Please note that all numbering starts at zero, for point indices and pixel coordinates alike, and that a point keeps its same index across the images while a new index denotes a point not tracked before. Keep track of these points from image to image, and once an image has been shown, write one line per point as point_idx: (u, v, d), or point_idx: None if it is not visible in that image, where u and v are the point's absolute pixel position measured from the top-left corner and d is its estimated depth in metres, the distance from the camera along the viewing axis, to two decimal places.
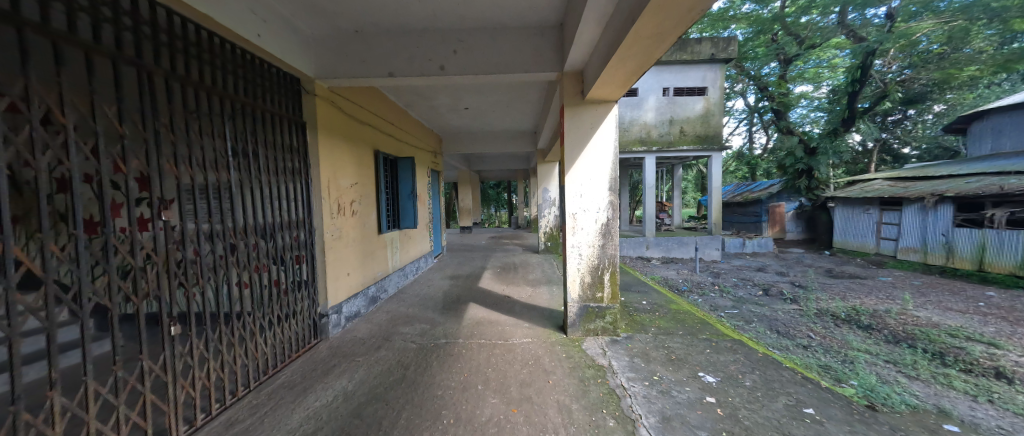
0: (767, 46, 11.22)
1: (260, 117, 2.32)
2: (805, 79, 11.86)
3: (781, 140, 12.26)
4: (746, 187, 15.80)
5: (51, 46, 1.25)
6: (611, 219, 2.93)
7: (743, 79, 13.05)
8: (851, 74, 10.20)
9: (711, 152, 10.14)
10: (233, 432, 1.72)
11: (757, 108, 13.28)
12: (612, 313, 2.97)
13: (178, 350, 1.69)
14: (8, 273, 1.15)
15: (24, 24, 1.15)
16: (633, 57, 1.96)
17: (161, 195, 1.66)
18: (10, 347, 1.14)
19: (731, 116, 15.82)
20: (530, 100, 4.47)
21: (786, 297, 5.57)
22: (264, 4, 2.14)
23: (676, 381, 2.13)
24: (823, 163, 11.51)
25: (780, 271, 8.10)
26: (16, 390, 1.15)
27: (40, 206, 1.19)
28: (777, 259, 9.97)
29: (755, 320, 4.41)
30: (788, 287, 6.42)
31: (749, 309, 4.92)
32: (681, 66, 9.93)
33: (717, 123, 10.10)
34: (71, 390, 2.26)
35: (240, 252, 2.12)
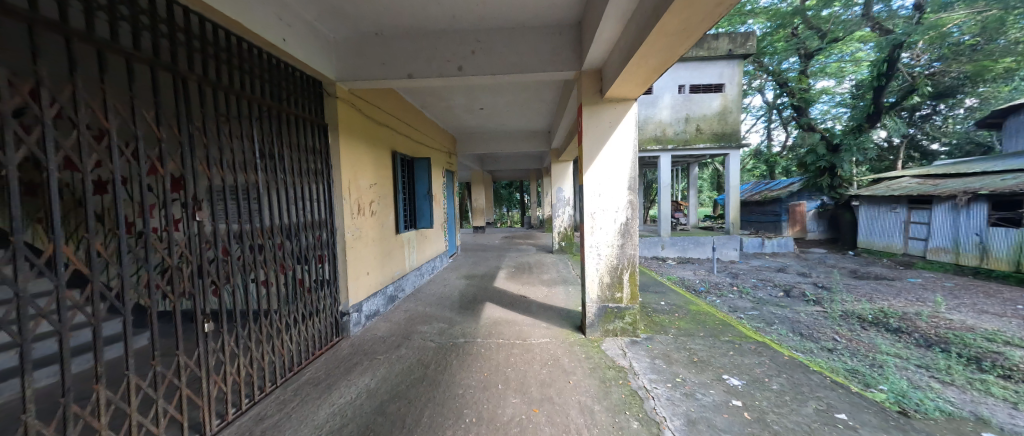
0: (787, 41, 10.97)
1: (284, 119, 2.38)
2: (827, 73, 11.77)
3: (801, 137, 11.82)
4: (763, 186, 15.42)
5: (97, 54, 1.33)
6: (630, 219, 2.90)
7: (762, 75, 12.76)
8: (876, 68, 9.80)
9: (729, 150, 9.90)
10: (262, 427, 1.78)
11: (777, 105, 12.84)
12: (631, 314, 2.95)
13: (211, 346, 1.77)
14: (60, 272, 1.23)
15: (73, 34, 1.23)
16: (656, 54, 1.94)
17: (195, 196, 1.74)
18: (62, 340, 1.21)
19: (749, 113, 15.48)
20: (546, 100, 4.45)
21: (809, 298, 5.41)
22: (288, 8, 2.20)
23: (700, 383, 2.11)
24: (847, 161, 11.05)
25: (802, 272, 7.91)
26: (67, 382, 1.21)
27: (88, 207, 1.27)
28: (798, 259, 9.71)
29: (777, 322, 4.30)
30: (811, 288, 6.25)
31: (771, 311, 4.81)
32: (697, 63, 9.80)
33: (735, 120, 9.88)
34: (116, 382, 2.36)
35: (268, 251, 2.19)
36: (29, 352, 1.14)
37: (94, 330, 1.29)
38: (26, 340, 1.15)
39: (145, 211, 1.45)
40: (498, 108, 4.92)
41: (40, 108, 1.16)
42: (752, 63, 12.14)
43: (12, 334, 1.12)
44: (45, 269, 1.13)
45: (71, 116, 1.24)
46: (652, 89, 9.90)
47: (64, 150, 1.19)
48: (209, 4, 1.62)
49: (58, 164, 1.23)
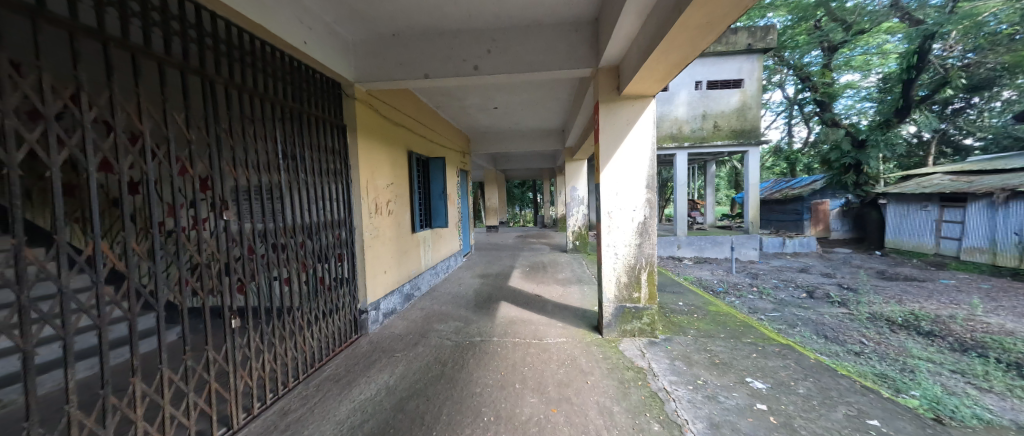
0: (809, 34, 10.67)
1: (304, 120, 2.43)
2: (851, 66, 10.91)
3: (824, 133, 11.24)
4: (784, 184, 14.94)
5: (131, 58, 1.39)
6: (648, 218, 2.86)
7: (782, 69, 12.19)
8: (905, 60, 9.43)
9: (748, 147, 9.65)
10: (287, 421, 1.83)
11: (798, 100, 12.49)
12: (649, 315, 2.91)
13: (238, 342, 1.83)
14: (99, 268, 1.29)
15: (110, 41, 1.29)
16: (677, 49, 1.91)
17: (222, 196, 1.80)
18: (101, 334, 1.26)
19: (768, 109, 15.03)
20: (560, 98, 4.41)
21: (834, 300, 5.23)
22: (308, 11, 2.25)
23: (722, 386, 2.06)
24: (875, 157, 10.54)
25: (826, 272, 7.64)
26: (106, 373, 1.27)
27: (123, 206, 1.33)
28: (821, 260, 9.39)
29: (800, 324, 4.17)
30: (835, 289, 6.03)
31: (793, 312, 4.66)
32: (714, 58, 9.59)
33: (754, 117, 9.63)
34: (150, 376, 2.47)
35: (291, 249, 2.25)
36: (72, 345, 1.19)
37: (130, 324, 1.35)
38: (69, 334, 1.20)
39: (174, 209, 1.50)
40: (511, 107, 4.92)
41: (81, 112, 1.22)
42: (772, 57, 11.88)
43: (58, 327, 1.18)
44: (86, 265, 1.19)
45: (110, 120, 1.31)
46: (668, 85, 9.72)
47: (102, 152, 1.24)
48: (233, 7, 1.66)
49: (98, 165, 1.29)
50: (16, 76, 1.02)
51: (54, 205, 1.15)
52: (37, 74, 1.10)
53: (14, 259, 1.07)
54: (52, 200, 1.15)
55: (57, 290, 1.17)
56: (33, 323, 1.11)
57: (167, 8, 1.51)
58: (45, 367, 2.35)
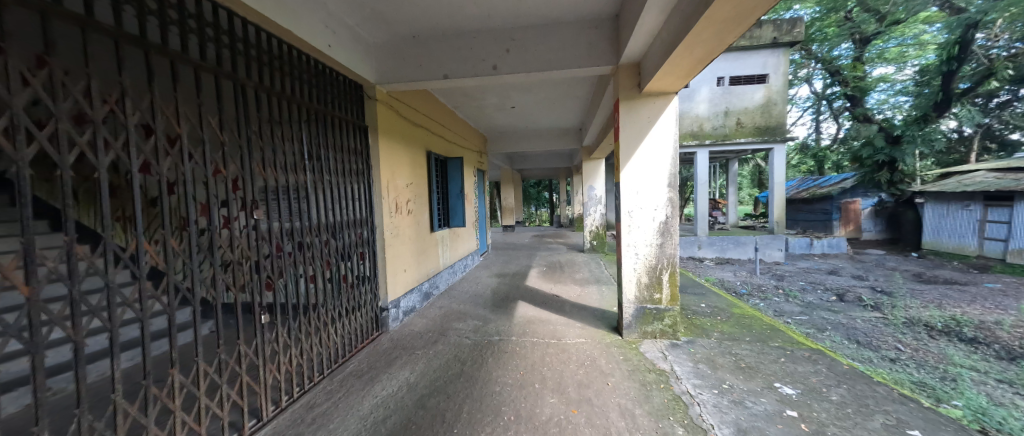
0: (839, 26, 10.25)
1: (328, 121, 2.50)
2: (885, 59, 10.45)
3: (855, 129, 10.90)
4: (811, 182, 14.33)
5: (170, 65, 1.46)
6: (670, 218, 2.80)
7: (810, 63, 11.79)
8: (945, 51, 8.85)
9: (773, 144, 9.35)
10: (313, 415, 1.89)
11: (826, 95, 11.92)
12: (671, 316, 2.86)
13: (267, 337, 1.89)
14: (141, 265, 1.36)
15: (151, 48, 1.37)
16: (702, 43, 1.86)
17: (253, 195, 1.87)
18: (144, 326, 1.33)
19: (794, 105, 14.42)
20: (578, 96, 4.37)
21: (866, 303, 5.00)
22: (333, 15, 2.31)
23: (749, 391, 2.00)
24: (910, 154, 9.88)
25: (857, 275, 7.30)
26: (149, 363, 1.34)
27: (163, 205, 1.40)
28: (852, 262, 8.98)
29: (830, 328, 4.00)
30: (867, 292, 5.75)
31: (822, 316, 4.48)
32: (737, 53, 9.33)
33: (780, 113, 9.32)
34: (187, 367, 2.61)
35: (315, 247, 2.31)
36: (118, 337, 1.25)
37: (170, 318, 1.42)
38: (115, 326, 1.27)
39: (208, 209, 1.56)
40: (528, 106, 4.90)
41: (125, 116, 1.28)
42: (800, 51, 11.38)
43: (106, 319, 1.24)
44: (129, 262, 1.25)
45: (150, 124, 1.38)
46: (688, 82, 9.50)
47: (141, 153, 1.30)
48: (263, 12, 1.72)
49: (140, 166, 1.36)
50: (68, 83, 1.07)
51: (102, 204, 1.21)
52: (86, 80, 1.16)
53: (68, 255, 1.13)
54: (99, 200, 1.21)
55: (104, 285, 1.23)
56: (83, 316, 1.17)
57: (203, 15, 1.57)
58: (95, 356, 2.52)
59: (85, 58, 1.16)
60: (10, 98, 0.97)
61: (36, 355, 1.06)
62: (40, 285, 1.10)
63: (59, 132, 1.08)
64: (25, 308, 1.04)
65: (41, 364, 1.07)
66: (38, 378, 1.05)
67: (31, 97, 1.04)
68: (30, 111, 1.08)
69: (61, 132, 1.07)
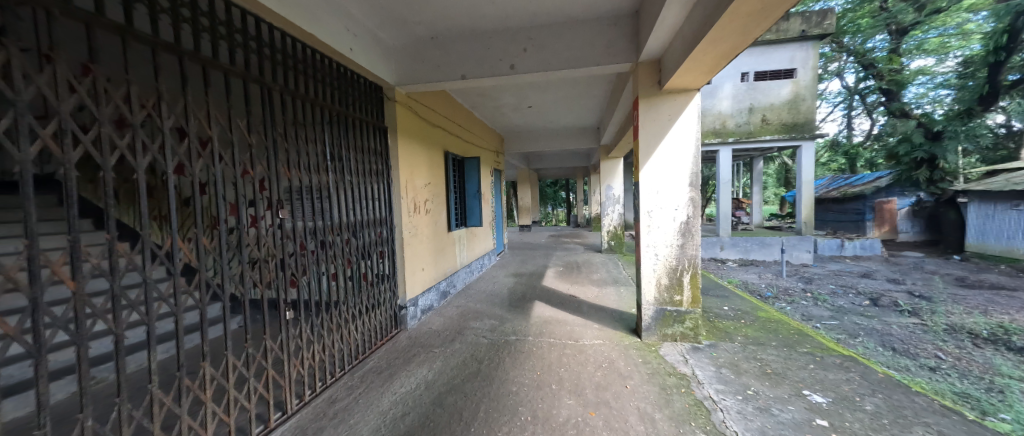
0: (873, 17, 9.79)
1: (350, 123, 2.56)
2: (924, 50, 9.82)
3: (890, 125, 10.25)
4: (842, 181, 13.66)
5: (201, 70, 1.53)
6: (692, 217, 2.73)
7: (841, 57, 11.30)
8: (990, 41, 8.06)
9: (801, 141, 8.99)
10: (334, 409, 1.94)
11: (859, 90, 11.17)
12: (692, 319, 2.79)
13: (292, 332, 1.95)
14: (175, 262, 1.42)
15: (184, 54, 1.43)
16: (727, 38, 1.80)
17: (278, 195, 1.93)
18: (178, 320, 1.39)
19: (824, 100, 13.72)
20: (596, 94, 4.32)
21: (903, 309, 4.73)
22: (354, 19, 2.37)
23: (776, 398, 1.93)
24: (953, 150, 9.30)
25: (893, 278, 6.92)
26: (182, 356, 1.40)
27: (195, 205, 1.45)
28: (887, 264, 8.51)
29: (862, 334, 3.81)
30: (904, 297, 5.44)
31: (854, 321, 4.27)
32: (763, 47, 9.05)
33: (809, 109, 8.96)
34: (217, 359, 2.74)
35: (337, 246, 2.38)
36: (154, 330, 1.32)
37: (202, 313, 1.48)
38: (151, 320, 1.34)
39: (237, 208, 1.62)
40: (545, 105, 4.88)
41: (160, 120, 1.34)
42: (830, 44, 10.99)
43: (142, 314, 1.30)
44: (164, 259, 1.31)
45: (184, 127, 1.44)
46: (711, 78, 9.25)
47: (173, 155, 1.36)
48: (288, 18, 1.78)
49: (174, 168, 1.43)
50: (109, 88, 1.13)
51: (140, 204, 1.27)
52: (125, 87, 1.22)
53: (109, 252, 1.19)
54: (138, 200, 1.28)
55: (141, 281, 1.29)
56: (123, 310, 1.24)
57: (232, 22, 1.64)
58: (134, 347, 2.67)
59: (125, 65, 1.22)
60: (60, 104, 1.03)
61: (81, 346, 1.12)
62: (86, 280, 1.17)
63: (103, 136, 1.15)
64: (71, 302, 1.10)
65: (85, 355, 1.13)
66: (82, 368, 1.11)
67: (77, 102, 1.10)
68: (77, 117, 1.15)
69: (104, 136, 1.13)
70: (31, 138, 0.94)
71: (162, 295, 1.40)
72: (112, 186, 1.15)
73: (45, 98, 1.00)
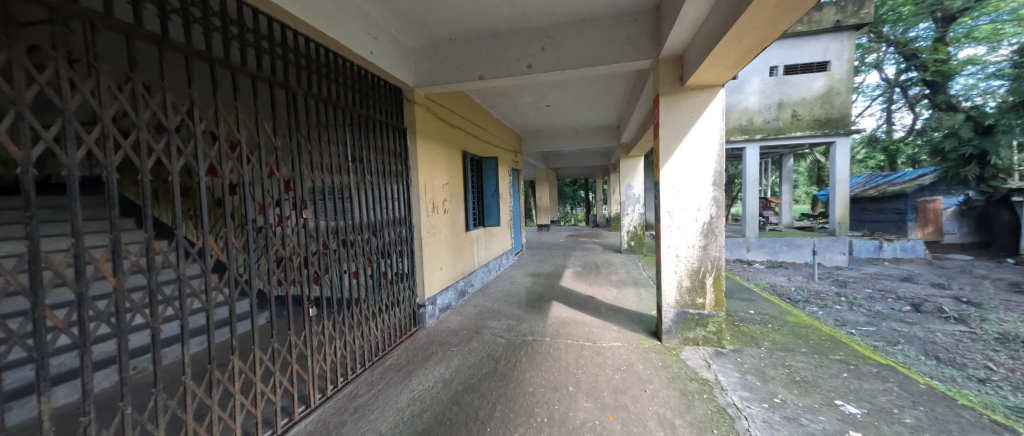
0: (916, 4, 9.27)
1: (370, 125, 2.62)
2: (973, 38, 8.82)
3: (936, 119, 9.57)
4: (880, 179, 12.87)
5: (230, 76, 1.59)
6: (715, 218, 2.64)
7: (879, 47, 10.76)
8: None
9: (836, 137, 8.45)
10: (355, 404, 1.99)
11: (901, 82, 10.61)
12: (715, 322, 2.69)
13: (316, 329, 2.01)
14: (207, 260, 1.48)
15: (215, 61, 1.50)
16: (753, 31, 1.73)
17: (303, 196, 1.99)
18: (209, 316, 1.45)
19: (861, 93, 12.96)
20: (615, 92, 4.24)
21: (949, 315, 4.42)
22: (375, 23, 2.42)
23: (806, 407, 1.83)
24: (1006, 145, 8.53)
25: (938, 283, 6.46)
26: (212, 350, 1.46)
27: (225, 205, 1.51)
28: (931, 268, 7.96)
29: (903, 341, 3.58)
30: (950, 303, 5.08)
31: (894, 328, 4.01)
32: (793, 40, 8.69)
33: (844, 103, 8.55)
34: (245, 353, 2.85)
35: (358, 245, 2.43)
36: (187, 324, 1.38)
37: (232, 308, 1.54)
38: (185, 315, 1.40)
39: (264, 208, 1.68)
40: (564, 104, 4.84)
41: (193, 125, 1.41)
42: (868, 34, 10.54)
43: (176, 309, 1.37)
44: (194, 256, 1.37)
45: (215, 131, 1.50)
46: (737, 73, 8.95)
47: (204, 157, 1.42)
48: (312, 24, 1.83)
49: (206, 170, 1.49)
50: (146, 96, 1.19)
51: (175, 204, 1.34)
52: (162, 93, 1.28)
53: (147, 250, 1.26)
54: (174, 201, 1.33)
55: (176, 277, 1.35)
56: (160, 305, 1.31)
57: (259, 29, 1.70)
58: (169, 340, 2.82)
59: (161, 73, 1.28)
60: (103, 111, 1.09)
61: (121, 338, 1.19)
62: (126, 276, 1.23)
63: (142, 140, 1.21)
64: (112, 296, 1.16)
65: (125, 346, 1.19)
66: (123, 359, 1.18)
67: (119, 108, 1.17)
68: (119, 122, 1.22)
69: (142, 141, 1.20)
70: (77, 143, 1.00)
71: (194, 291, 1.46)
72: (150, 187, 1.21)
73: (90, 106, 1.06)
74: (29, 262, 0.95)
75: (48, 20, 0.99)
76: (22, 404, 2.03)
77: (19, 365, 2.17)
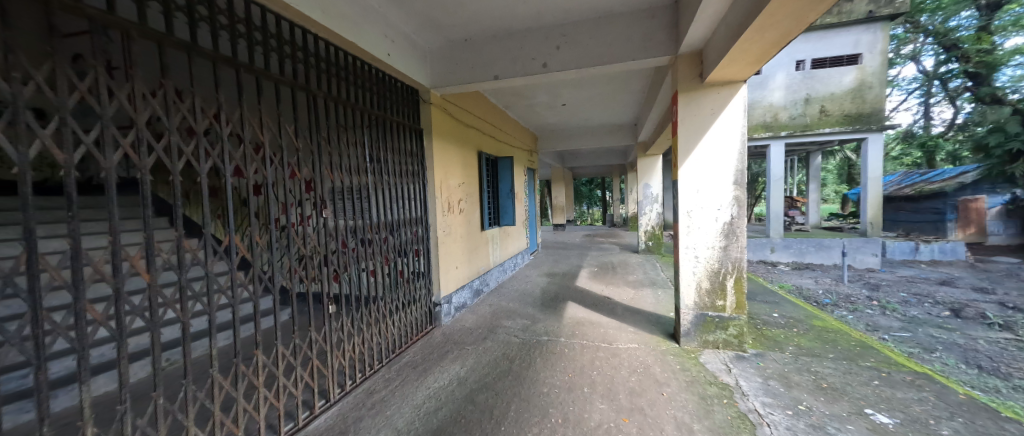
0: None
1: (388, 126, 2.66)
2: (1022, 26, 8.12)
3: (978, 112, 8.98)
4: (916, 178, 12.18)
5: (254, 80, 1.64)
6: (737, 218, 2.56)
7: (917, 38, 10.24)
8: None
9: (868, 133, 8.14)
10: (373, 400, 2.03)
11: (940, 74, 10.06)
12: (737, 326, 2.61)
13: (336, 325, 2.06)
14: (234, 258, 1.54)
15: (240, 66, 1.55)
16: (777, 24, 1.66)
17: (323, 196, 2.04)
18: (235, 311, 1.50)
19: (896, 86, 12.30)
20: (632, 89, 4.17)
21: (992, 322, 4.15)
22: (392, 26, 2.46)
23: (833, 416, 1.75)
24: None
25: (980, 287, 6.06)
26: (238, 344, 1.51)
27: (249, 205, 1.56)
28: (973, 271, 7.48)
29: (941, 349, 3.38)
30: (995, 309, 4.76)
31: (931, 334, 3.80)
32: (822, 32, 8.34)
33: (877, 97, 8.14)
34: (268, 348, 2.94)
35: (376, 244, 2.48)
36: (214, 319, 1.43)
37: (256, 305, 1.59)
38: (213, 310, 1.46)
39: (286, 208, 1.73)
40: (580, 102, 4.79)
41: (220, 128, 1.46)
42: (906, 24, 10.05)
43: (204, 304, 1.42)
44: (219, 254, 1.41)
45: (240, 133, 1.55)
46: (761, 68, 8.67)
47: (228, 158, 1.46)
48: (331, 28, 1.88)
49: (232, 171, 1.54)
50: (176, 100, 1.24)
51: (203, 204, 1.39)
52: (191, 98, 1.33)
53: (178, 248, 1.31)
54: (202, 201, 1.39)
55: (204, 274, 1.40)
56: (190, 300, 1.37)
57: (282, 35, 1.76)
58: (199, 334, 2.94)
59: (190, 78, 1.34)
60: (137, 115, 1.14)
61: (154, 332, 1.24)
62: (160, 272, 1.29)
63: (172, 144, 1.26)
64: (146, 291, 1.22)
65: (158, 340, 1.25)
66: (155, 352, 1.23)
67: (151, 113, 1.22)
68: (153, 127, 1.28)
69: (173, 144, 1.25)
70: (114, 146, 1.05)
71: (221, 288, 1.52)
72: (180, 188, 1.25)
73: (126, 111, 1.11)
74: (71, 259, 1.01)
75: (89, 31, 1.04)
76: (67, 391, 2.16)
77: (63, 354, 2.31)
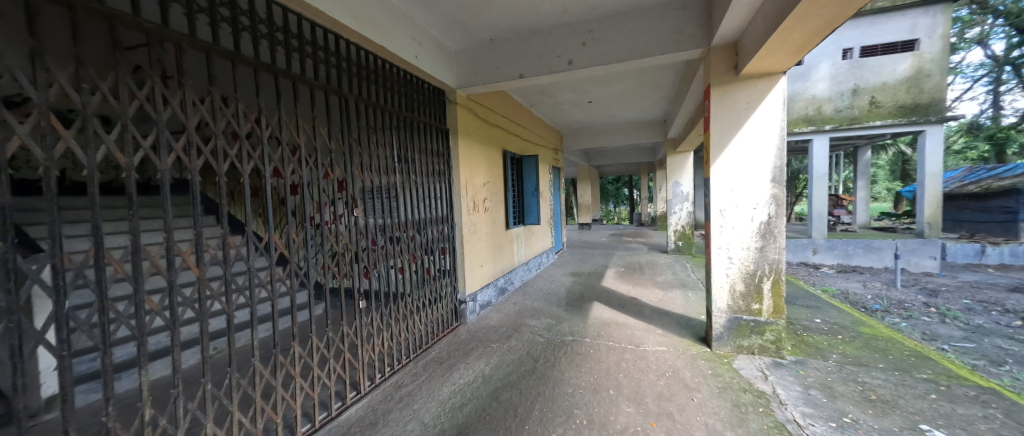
0: None
1: (415, 127, 2.73)
2: None
3: None
4: (981, 174, 11.04)
5: (291, 85, 1.72)
6: (774, 217, 2.43)
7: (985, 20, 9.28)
8: None
9: (925, 125, 7.34)
10: (401, 393, 2.09)
11: (1012, 59, 9.19)
12: (774, 331, 2.48)
13: (365, 320, 2.13)
14: (273, 254, 1.62)
15: (278, 72, 1.63)
16: (820, 12, 1.57)
17: (355, 195, 2.11)
18: (273, 304, 1.58)
19: (959, 74, 11.24)
20: (661, 84, 4.04)
21: None
22: (419, 28, 2.52)
23: (883, 429, 1.63)
24: None
25: None
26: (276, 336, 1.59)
27: (287, 204, 1.64)
28: None
29: (1015, 362, 3.06)
30: None
31: (1003, 346, 3.44)
32: (872, 18, 7.76)
33: (936, 86, 7.48)
34: (304, 339, 3.10)
35: (403, 242, 2.55)
36: (256, 312, 1.52)
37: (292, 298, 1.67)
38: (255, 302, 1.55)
39: (320, 207, 1.79)
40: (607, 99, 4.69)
41: (261, 131, 1.54)
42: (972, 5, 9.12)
43: (247, 297, 1.51)
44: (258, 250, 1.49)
45: (277, 135, 1.63)
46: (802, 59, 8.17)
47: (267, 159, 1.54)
48: (362, 33, 1.95)
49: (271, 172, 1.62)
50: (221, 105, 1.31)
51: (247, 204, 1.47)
52: (235, 104, 1.42)
53: (224, 244, 1.40)
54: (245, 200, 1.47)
55: (246, 269, 1.49)
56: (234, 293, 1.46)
57: (317, 41, 1.84)
58: (241, 325, 3.15)
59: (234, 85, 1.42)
60: (188, 120, 1.22)
61: (205, 322, 1.33)
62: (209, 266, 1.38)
63: (218, 147, 1.35)
64: (196, 284, 1.31)
65: (206, 329, 1.34)
66: (204, 341, 1.32)
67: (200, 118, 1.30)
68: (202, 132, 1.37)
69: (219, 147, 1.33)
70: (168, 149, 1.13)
71: (262, 283, 1.61)
72: (225, 188, 1.33)
73: (179, 117, 1.20)
74: (133, 254, 1.10)
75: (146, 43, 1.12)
76: (130, 374, 2.37)
77: (127, 340, 2.55)
